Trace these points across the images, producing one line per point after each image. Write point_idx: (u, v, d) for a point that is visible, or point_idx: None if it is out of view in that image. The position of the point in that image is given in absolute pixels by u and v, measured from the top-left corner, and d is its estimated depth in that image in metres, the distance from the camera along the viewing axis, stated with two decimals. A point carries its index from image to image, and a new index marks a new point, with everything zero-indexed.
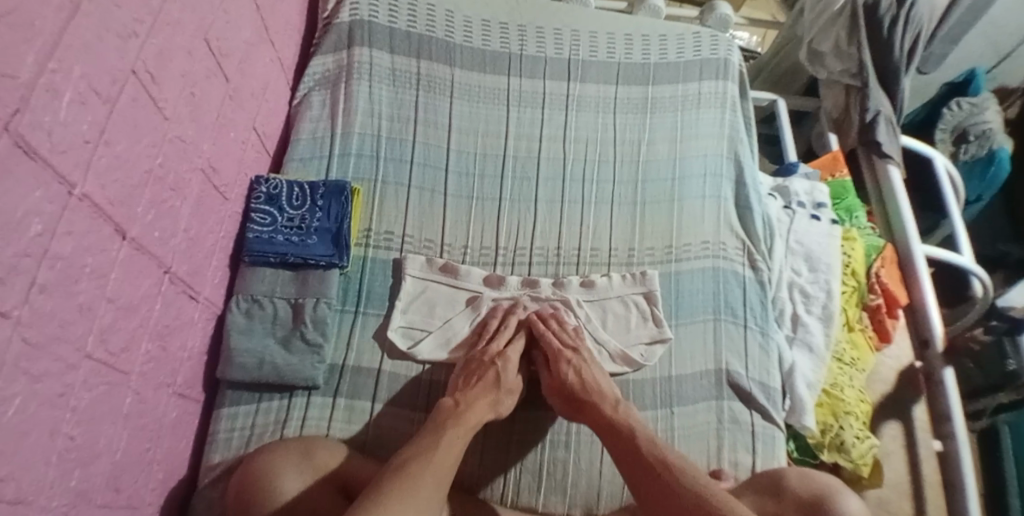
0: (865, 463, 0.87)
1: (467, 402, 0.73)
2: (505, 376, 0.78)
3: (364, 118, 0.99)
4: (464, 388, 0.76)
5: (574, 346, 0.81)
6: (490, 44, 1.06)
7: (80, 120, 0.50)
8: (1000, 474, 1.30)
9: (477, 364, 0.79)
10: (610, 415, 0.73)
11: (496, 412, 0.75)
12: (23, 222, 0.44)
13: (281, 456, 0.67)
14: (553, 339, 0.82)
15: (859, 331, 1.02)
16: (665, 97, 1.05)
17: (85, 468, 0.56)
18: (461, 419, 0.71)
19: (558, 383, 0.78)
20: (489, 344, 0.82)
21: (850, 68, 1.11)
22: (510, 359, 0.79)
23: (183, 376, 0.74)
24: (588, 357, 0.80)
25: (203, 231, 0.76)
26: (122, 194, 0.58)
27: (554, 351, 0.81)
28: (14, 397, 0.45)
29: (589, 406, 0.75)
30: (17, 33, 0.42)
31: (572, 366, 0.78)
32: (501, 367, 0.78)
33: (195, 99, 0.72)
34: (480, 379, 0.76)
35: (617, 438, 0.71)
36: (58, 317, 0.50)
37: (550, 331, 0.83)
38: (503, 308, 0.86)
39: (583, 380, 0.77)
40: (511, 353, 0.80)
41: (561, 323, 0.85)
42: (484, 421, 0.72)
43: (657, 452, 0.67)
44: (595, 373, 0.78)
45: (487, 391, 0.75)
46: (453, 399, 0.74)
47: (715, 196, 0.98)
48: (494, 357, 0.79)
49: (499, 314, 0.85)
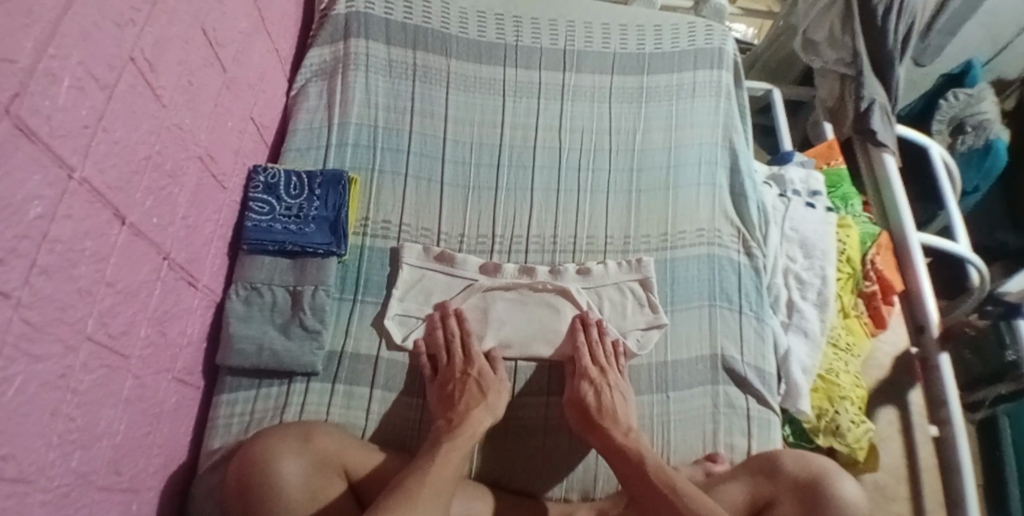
0: (860, 448, 0.89)
1: (459, 418, 0.73)
2: (485, 381, 0.78)
3: (361, 109, 1.00)
4: (450, 405, 0.76)
5: (601, 366, 0.80)
6: (486, 35, 1.07)
7: (79, 106, 0.51)
8: (1001, 475, 1.29)
9: (454, 383, 0.78)
10: (621, 440, 0.73)
11: (492, 415, 0.75)
12: (24, 205, 0.45)
13: (278, 441, 0.68)
14: (583, 352, 0.81)
15: (854, 317, 1.03)
16: (660, 86, 1.06)
17: (86, 450, 0.56)
18: (456, 431, 0.71)
19: (577, 401, 0.77)
20: (449, 360, 0.81)
21: (845, 57, 1.13)
22: (484, 367, 0.80)
23: (183, 362, 0.75)
24: (613, 381, 0.79)
25: (201, 220, 0.77)
26: (120, 179, 0.59)
27: (580, 366, 0.80)
28: (15, 377, 0.45)
29: (601, 428, 0.74)
30: (15, 18, 0.42)
31: (594, 387, 0.77)
32: (478, 375, 0.78)
33: (192, 88, 0.72)
34: (462, 391, 0.76)
35: (624, 463, 0.70)
36: (57, 300, 0.50)
37: (589, 341, 0.83)
38: (436, 316, 0.85)
39: (602, 403, 0.76)
40: (476, 356, 0.81)
41: (602, 333, 0.84)
42: (484, 426, 0.74)
43: (665, 476, 0.68)
44: (616, 400, 0.77)
45: (474, 400, 0.75)
46: (446, 418, 0.74)
47: (710, 184, 0.99)
48: (465, 369, 0.79)
49: (437, 326, 0.84)
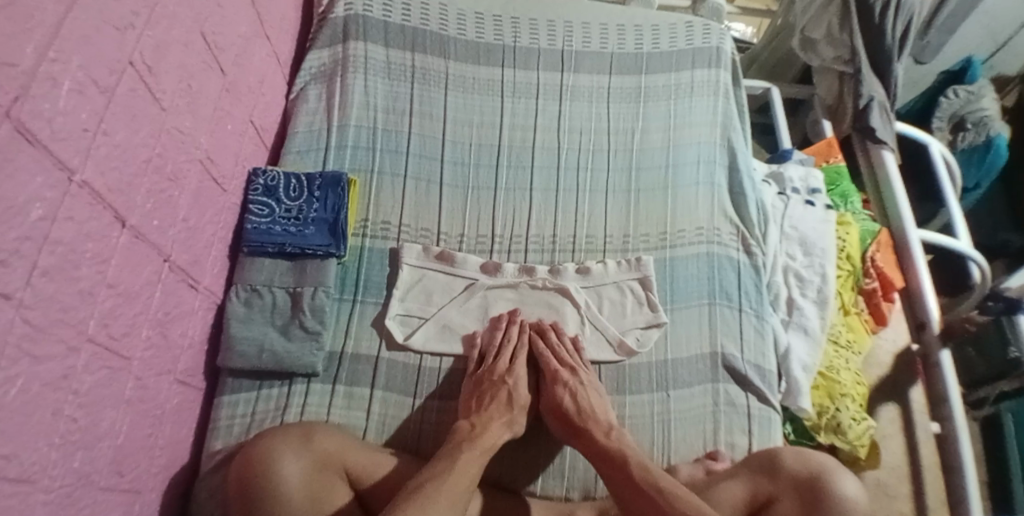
0: (862, 444, 0.89)
1: (482, 425, 0.74)
2: (517, 395, 0.79)
3: (360, 111, 1.00)
4: (475, 409, 0.76)
5: (571, 366, 0.81)
6: (484, 36, 1.07)
7: (79, 109, 0.52)
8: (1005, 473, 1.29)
9: (488, 385, 0.79)
10: (604, 442, 0.73)
11: (511, 431, 0.76)
12: (25, 207, 0.45)
13: (280, 442, 0.68)
14: (550, 356, 0.83)
15: (855, 315, 1.03)
16: (658, 86, 1.06)
17: (88, 451, 0.57)
18: (478, 441, 0.71)
19: (556, 406, 0.78)
20: (495, 361, 0.81)
21: (844, 55, 1.13)
22: (518, 377, 0.80)
23: (184, 364, 0.75)
24: (586, 378, 0.80)
25: (202, 222, 0.78)
26: (120, 181, 0.59)
27: (550, 372, 0.81)
28: (16, 378, 0.46)
29: (582, 431, 0.75)
30: (16, 22, 0.43)
31: (569, 390, 0.78)
32: (512, 386, 0.79)
33: (192, 91, 0.73)
34: (493, 398, 0.77)
35: (611, 467, 0.70)
36: (59, 301, 0.51)
37: (550, 347, 0.84)
38: (503, 318, 0.86)
39: (579, 405, 0.77)
40: (517, 369, 0.81)
41: (561, 336, 0.86)
42: (502, 441, 0.74)
43: (651, 478, 0.67)
44: (591, 396, 0.78)
45: (501, 411, 0.76)
46: (469, 421, 0.75)
47: (709, 183, 0.99)
48: (504, 376, 0.79)
49: (500, 327, 0.85)
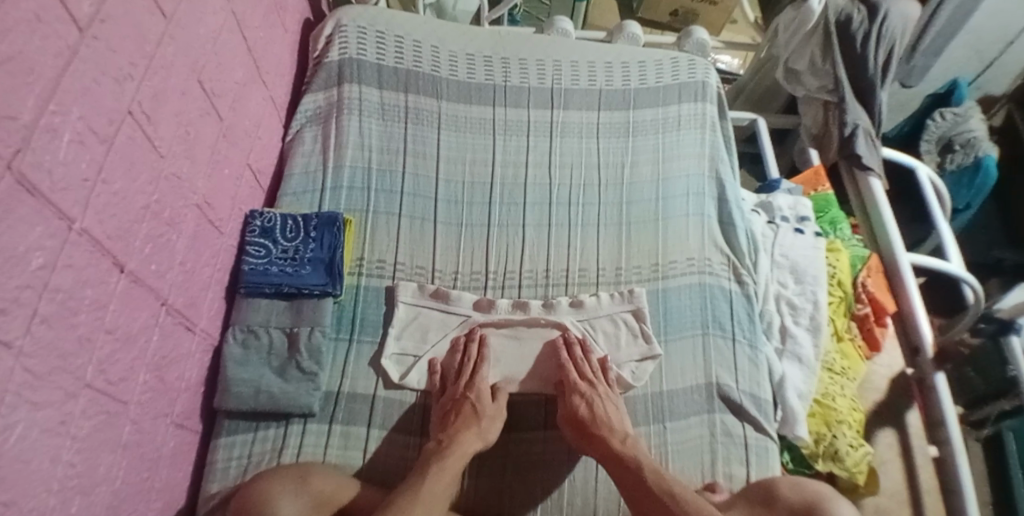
0: (860, 471, 0.87)
1: (448, 438, 0.75)
2: (482, 405, 0.79)
3: (355, 151, 1.03)
4: (443, 428, 0.77)
5: (590, 379, 0.81)
6: (476, 76, 1.10)
7: (78, 159, 0.53)
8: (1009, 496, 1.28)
9: (451, 404, 0.80)
10: (620, 448, 0.74)
11: (483, 441, 0.76)
12: (25, 256, 0.47)
13: (278, 482, 0.68)
14: (570, 367, 0.83)
15: (848, 341, 1.03)
16: (646, 120, 1.09)
17: (86, 496, 0.57)
18: (444, 453, 0.73)
19: (571, 414, 0.78)
20: (456, 384, 0.82)
21: (827, 85, 1.17)
22: (482, 388, 0.80)
23: (181, 406, 0.76)
24: (603, 392, 0.80)
25: (198, 264, 0.79)
26: (119, 229, 0.61)
27: (570, 384, 0.81)
28: (16, 424, 0.47)
29: (597, 438, 0.76)
30: (17, 78, 0.45)
31: (586, 399, 0.78)
32: (474, 399, 0.79)
33: (190, 137, 0.75)
34: (458, 413, 0.78)
35: (624, 473, 0.72)
36: (58, 348, 0.52)
37: (574, 359, 0.84)
38: (461, 340, 0.87)
39: (595, 413, 0.77)
40: (478, 383, 0.81)
41: (587, 354, 0.86)
42: (473, 451, 0.74)
43: (664, 484, 0.69)
44: (608, 408, 0.79)
45: (468, 422, 0.76)
46: (437, 439, 0.76)
47: (699, 214, 1.00)
48: (465, 392, 0.80)
49: (459, 350, 0.86)
